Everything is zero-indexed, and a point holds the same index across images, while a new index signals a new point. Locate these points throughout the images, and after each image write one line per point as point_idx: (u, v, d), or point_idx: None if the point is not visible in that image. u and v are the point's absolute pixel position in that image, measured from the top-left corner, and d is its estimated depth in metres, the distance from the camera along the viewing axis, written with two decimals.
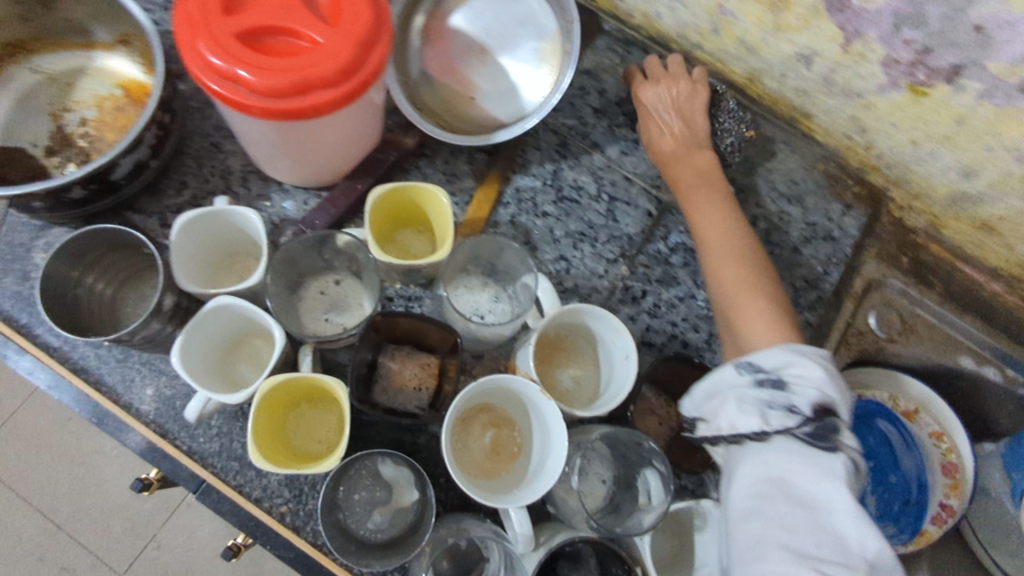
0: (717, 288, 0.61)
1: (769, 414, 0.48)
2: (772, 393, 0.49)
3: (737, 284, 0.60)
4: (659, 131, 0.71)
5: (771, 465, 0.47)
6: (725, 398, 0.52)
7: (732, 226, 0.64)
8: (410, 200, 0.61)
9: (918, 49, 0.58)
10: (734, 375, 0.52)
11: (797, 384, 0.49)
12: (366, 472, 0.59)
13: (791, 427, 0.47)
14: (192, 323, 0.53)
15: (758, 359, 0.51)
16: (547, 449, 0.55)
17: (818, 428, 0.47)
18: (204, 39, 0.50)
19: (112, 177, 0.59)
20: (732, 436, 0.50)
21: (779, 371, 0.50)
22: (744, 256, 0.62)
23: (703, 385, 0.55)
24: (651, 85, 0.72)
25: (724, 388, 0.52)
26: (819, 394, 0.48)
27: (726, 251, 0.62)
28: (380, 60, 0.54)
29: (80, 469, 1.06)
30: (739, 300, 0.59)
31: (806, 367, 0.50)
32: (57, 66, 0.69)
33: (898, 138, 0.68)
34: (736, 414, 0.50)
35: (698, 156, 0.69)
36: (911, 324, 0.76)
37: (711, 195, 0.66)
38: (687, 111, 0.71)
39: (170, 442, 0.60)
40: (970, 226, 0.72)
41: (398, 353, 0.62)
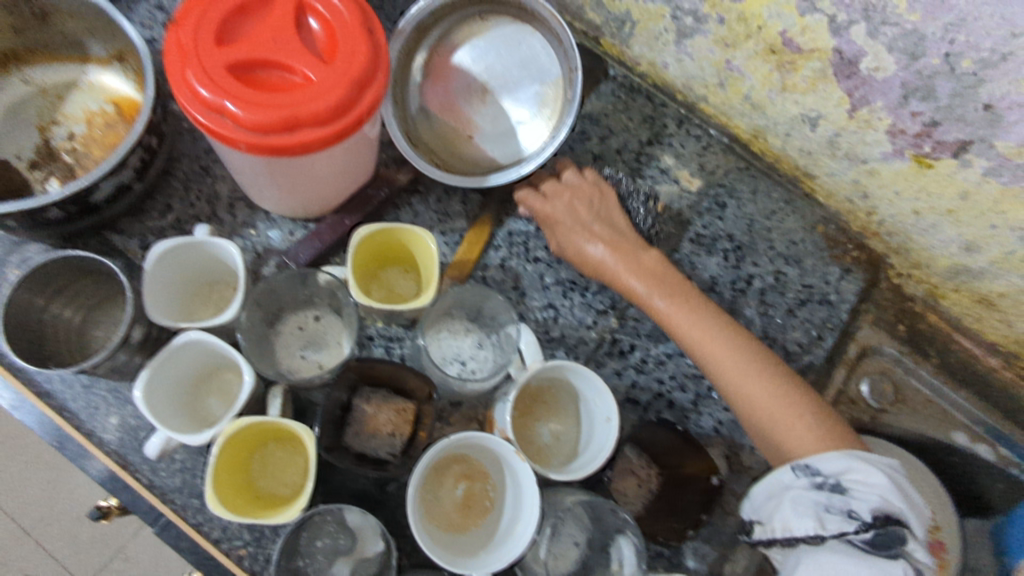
0: (756, 413, 0.55)
1: (827, 518, 0.47)
2: (831, 496, 0.48)
3: (773, 400, 0.55)
4: (587, 241, 0.64)
5: (823, 568, 0.45)
6: (780, 499, 0.50)
7: (724, 334, 0.58)
8: (397, 241, 0.60)
9: (925, 122, 0.57)
10: (790, 477, 0.50)
11: (858, 490, 0.47)
12: (330, 519, 0.56)
13: (850, 533, 0.46)
14: (158, 358, 0.51)
15: (814, 464, 0.50)
16: (520, 510, 0.53)
17: (880, 537, 0.45)
18: (194, 70, 0.49)
19: (92, 200, 0.58)
20: (788, 540, 0.48)
21: (839, 476, 0.48)
22: (762, 366, 0.57)
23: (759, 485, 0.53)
24: (559, 195, 0.67)
25: (779, 489, 0.50)
26: (882, 502, 0.46)
27: (737, 367, 0.56)
28: (375, 99, 0.53)
29: (54, 474, 1.04)
30: (782, 413, 0.54)
31: (868, 473, 0.48)
32: (50, 78, 0.68)
33: (900, 208, 0.67)
34: (791, 517, 0.48)
35: (646, 257, 0.64)
36: (904, 395, 0.74)
37: (686, 305, 0.60)
38: (606, 213, 0.67)
39: (130, 473, 0.58)
40: (969, 299, 0.70)
41: (374, 396, 0.60)
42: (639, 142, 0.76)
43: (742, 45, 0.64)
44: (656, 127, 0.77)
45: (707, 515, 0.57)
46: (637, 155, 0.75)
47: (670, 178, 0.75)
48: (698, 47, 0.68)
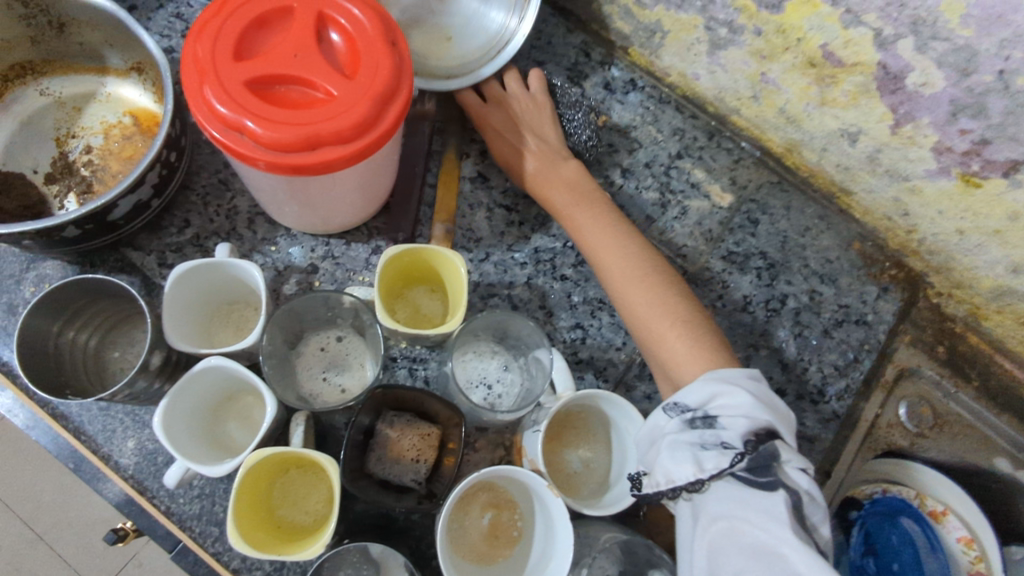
0: (635, 320, 0.58)
1: (704, 458, 0.46)
2: (703, 432, 0.47)
3: (653, 312, 0.57)
4: (513, 149, 0.67)
5: (715, 517, 0.45)
6: (658, 446, 0.49)
7: (622, 243, 0.62)
8: (424, 262, 0.58)
9: (974, 140, 0.55)
10: (663, 420, 0.49)
11: (725, 417, 0.47)
12: (353, 550, 0.54)
13: (727, 467, 0.45)
14: (178, 386, 0.49)
15: (679, 396, 0.49)
16: (553, 546, 0.51)
17: (754, 462, 0.45)
18: (212, 86, 0.47)
19: (109, 218, 0.56)
20: (673, 489, 0.47)
21: (706, 407, 0.48)
22: (646, 278, 0.59)
23: (641, 433, 0.51)
24: (500, 108, 0.69)
25: (656, 436, 0.49)
26: (748, 424, 0.46)
27: (625, 277, 0.60)
28: (398, 116, 0.51)
29: (68, 479, 1.03)
30: (658, 321, 0.57)
31: (730, 397, 0.48)
32: (67, 89, 0.67)
33: (943, 226, 0.64)
34: (670, 465, 0.47)
35: (563, 168, 0.66)
36: (941, 417, 0.71)
37: (593, 216, 0.63)
38: (537, 125, 0.68)
39: (148, 500, 0.57)
40: (1013, 321, 0.67)
41: (398, 420, 0.58)
42: (668, 155, 0.74)
43: (779, 57, 0.61)
44: (686, 140, 0.74)
45: None
46: (666, 169, 0.73)
47: (701, 193, 0.72)
48: (731, 59, 0.65)
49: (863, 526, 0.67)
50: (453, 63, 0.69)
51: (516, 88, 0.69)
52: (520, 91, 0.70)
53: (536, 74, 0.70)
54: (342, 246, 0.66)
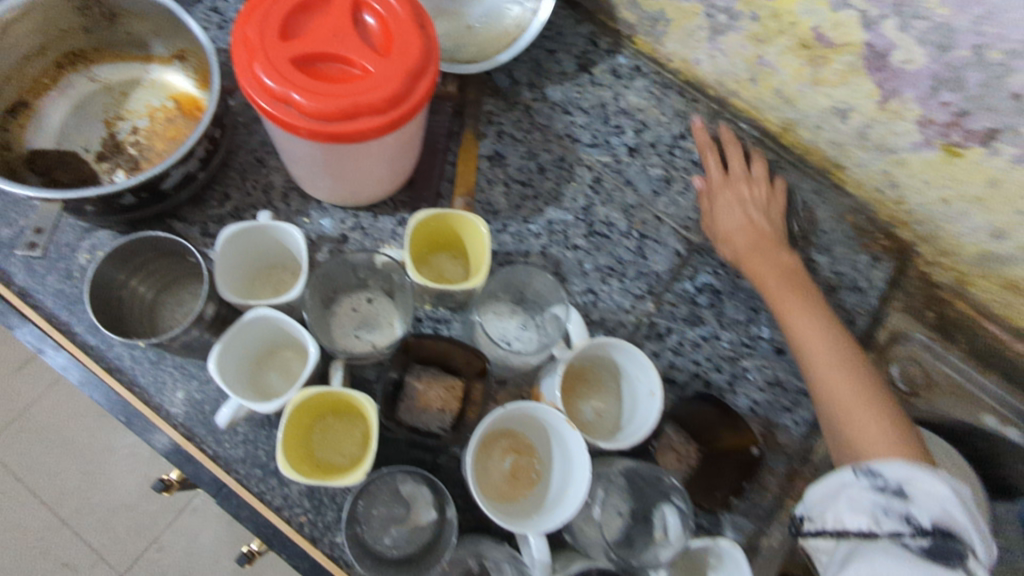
0: (835, 397, 0.59)
1: (882, 517, 0.46)
2: (890, 499, 0.47)
3: (857, 404, 0.58)
4: (740, 220, 0.70)
5: (868, 563, 0.44)
6: (835, 494, 0.50)
7: (832, 334, 0.63)
8: (450, 228, 0.63)
9: (955, 111, 0.60)
10: (852, 478, 0.49)
11: (921, 497, 0.46)
12: (384, 487, 0.60)
13: (905, 536, 0.45)
14: (229, 333, 0.54)
15: (878, 468, 0.49)
16: (570, 476, 0.56)
17: (936, 544, 0.44)
18: (260, 63, 0.52)
19: (161, 187, 0.61)
20: (837, 533, 0.48)
21: (903, 482, 0.48)
22: (851, 363, 0.60)
23: (814, 486, 0.52)
24: (715, 181, 0.74)
25: (836, 488, 0.50)
26: (943, 513, 0.45)
27: (827, 357, 0.61)
28: (427, 90, 0.56)
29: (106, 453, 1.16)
30: (861, 411, 0.57)
31: (936, 485, 0.47)
32: (114, 76, 0.72)
33: (929, 196, 0.69)
34: (845, 512, 0.48)
35: (782, 253, 0.69)
36: (932, 379, 0.77)
37: (802, 298, 0.65)
38: (755, 202, 0.72)
39: (196, 445, 0.62)
40: (997, 286, 0.72)
41: (425, 374, 0.63)
42: (672, 135, 0.79)
43: (775, 41, 0.66)
44: (688, 122, 0.79)
45: (746, 482, 0.62)
46: (670, 149, 0.78)
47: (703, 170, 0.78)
48: (730, 43, 0.71)
49: None
50: (472, 48, 0.75)
51: (760, 175, 0.74)
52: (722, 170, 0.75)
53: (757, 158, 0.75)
54: (370, 218, 0.71)
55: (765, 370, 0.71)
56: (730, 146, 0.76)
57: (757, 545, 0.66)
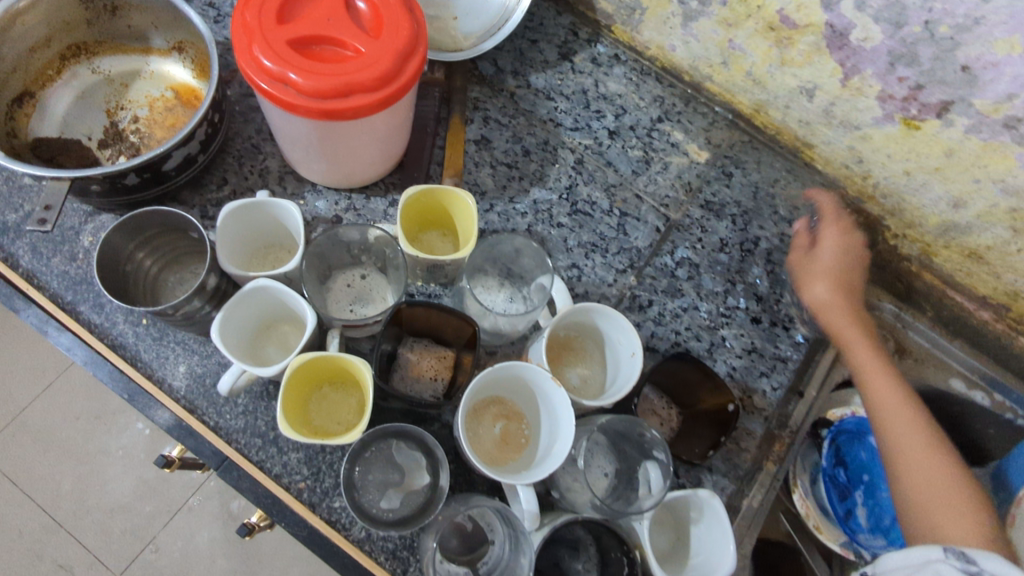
0: (922, 484, 0.57)
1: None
2: None
3: (940, 482, 0.56)
4: (830, 269, 0.71)
5: None
6: (922, 569, 0.47)
7: (918, 414, 0.62)
8: (439, 204, 0.66)
9: (911, 86, 0.64)
10: (943, 556, 0.47)
11: None
12: (381, 455, 0.63)
13: None
14: (232, 303, 0.57)
15: (975, 555, 0.47)
16: (556, 432, 0.59)
17: None
18: (259, 45, 0.56)
19: (163, 168, 0.64)
20: None
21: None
22: (941, 454, 0.59)
23: (893, 554, 0.50)
24: (810, 250, 0.73)
25: (923, 563, 0.48)
26: None
27: (917, 446, 0.59)
28: (416, 70, 0.59)
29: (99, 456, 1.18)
30: (943, 489, 0.56)
31: None
32: (115, 67, 0.75)
33: (893, 169, 0.73)
34: None
35: (864, 322, 0.69)
36: (904, 345, 0.81)
37: (893, 382, 0.64)
38: (844, 251, 0.72)
39: (197, 417, 0.64)
40: (959, 255, 0.76)
41: (417, 345, 0.67)
42: (650, 119, 0.83)
43: (743, 24, 0.71)
44: (665, 106, 0.83)
45: (724, 438, 0.63)
46: (649, 132, 0.82)
47: (680, 151, 0.81)
48: (702, 29, 0.75)
49: (834, 442, 0.77)
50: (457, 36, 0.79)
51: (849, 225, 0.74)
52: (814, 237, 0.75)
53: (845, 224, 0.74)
54: (362, 200, 0.74)
55: (742, 338, 0.74)
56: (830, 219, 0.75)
57: (739, 505, 0.69)
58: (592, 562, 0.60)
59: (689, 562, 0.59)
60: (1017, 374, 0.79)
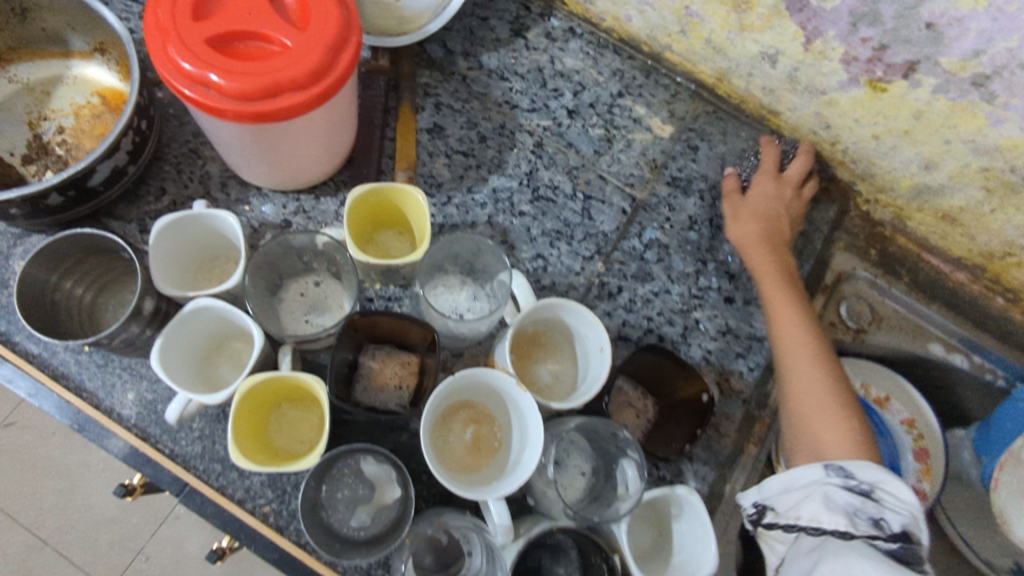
0: (806, 393, 0.60)
1: (857, 519, 0.47)
2: (862, 502, 0.48)
3: (822, 399, 0.59)
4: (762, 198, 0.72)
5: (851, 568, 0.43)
6: (808, 492, 0.51)
7: (814, 338, 0.64)
8: (390, 203, 0.63)
9: (875, 47, 0.61)
10: (825, 475, 0.51)
11: (890, 503, 0.48)
12: (348, 471, 0.60)
13: (879, 540, 0.45)
14: (171, 326, 0.54)
15: (851, 467, 0.51)
16: (526, 437, 0.56)
17: (904, 550, 0.45)
18: (175, 45, 0.51)
19: (89, 184, 0.60)
20: (811, 528, 0.48)
21: (873, 485, 0.49)
22: (824, 366, 0.62)
23: (778, 477, 0.53)
24: (764, 181, 0.73)
25: (810, 486, 0.51)
26: (910, 519, 0.47)
27: (810, 368, 0.62)
28: (350, 61, 0.55)
29: (79, 472, 1.14)
30: (826, 408, 0.59)
31: (901, 489, 0.48)
32: (34, 75, 0.70)
33: (861, 134, 0.71)
34: (820, 509, 0.49)
35: (774, 250, 0.70)
36: (880, 314, 0.80)
37: (797, 311, 0.65)
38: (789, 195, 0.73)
39: (152, 445, 0.61)
40: (933, 218, 0.74)
41: (379, 352, 0.64)
42: (610, 94, 0.79)
43: None
44: (626, 79, 0.80)
45: (701, 430, 0.61)
46: (610, 107, 0.78)
47: (643, 127, 0.78)
48: None
49: None
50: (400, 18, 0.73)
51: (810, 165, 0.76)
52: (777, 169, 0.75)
53: (812, 179, 0.75)
54: (311, 201, 0.70)
55: (716, 320, 0.72)
56: (798, 159, 0.75)
57: (720, 492, 0.68)
58: (573, 567, 0.57)
59: (672, 560, 0.57)
60: (996, 335, 0.77)
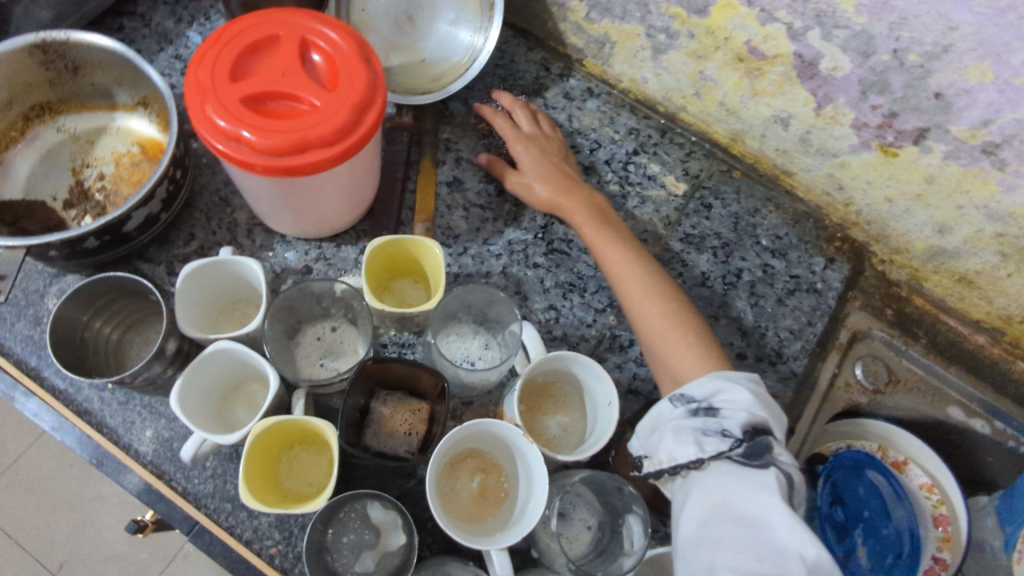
0: (647, 324, 0.62)
1: (704, 441, 0.49)
2: (706, 420, 0.51)
3: (662, 322, 0.62)
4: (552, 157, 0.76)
5: (712, 489, 0.48)
6: (662, 432, 0.52)
7: (642, 266, 0.66)
8: (408, 253, 0.65)
9: (885, 113, 0.62)
10: (668, 409, 0.53)
11: (727, 409, 0.50)
12: (355, 515, 0.60)
13: (726, 451, 0.48)
14: (191, 367, 0.55)
15: (685, 390, 0.53)
16: (532, 489, 0.56)
17: (750, 449, 0.48)
18: (212, 105, 0.55)
19: (124, 230, 0.63)
20: (673, 468, 0.50)
21: (709, 399, 0.51)
22: (654, 289, 0.64)
23: (643, 422, 0.55)
24: (522, 142, 0.76)
25: (662, 423, 0.53)
26: (747, 417, 0.50)
27: (642, 295, 0.64)
28: (375, 120, 0.58)
29: (92, 508, 1.15)
30: (669, 332, 0.61)
31: (733, 392, 0.51)
32: (81, 126, 0.75)
33: (874, 196, 0.71)
34: (674, 446, 0.50)
35: (590, 198, 0.73)
36: (898, 374, 0.77)
37: (622, 248, 0.68)
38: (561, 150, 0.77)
39: (165, 483, 0.62)
40: (949, 280, 0.74)
41: (390, 399, 0.64)
42: (625, 152, 0.81)
43: (712, 56, 0.70)
44: (641, 138, 0.82)
45: None
46: (625, 165, 0.81)
47: (658, 184, 0.80)
48: (673, 61, 0.74)
49: (829, 478, 0.75)
50: (428, 80, 0.79)
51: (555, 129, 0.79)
52: (533, 128, 0.78)
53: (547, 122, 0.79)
54: (332, 248, 0.73)
55: None
56: (522, 113, 0.78)
57: None
58: None
59: None
60: (1016, 400, 0.76)
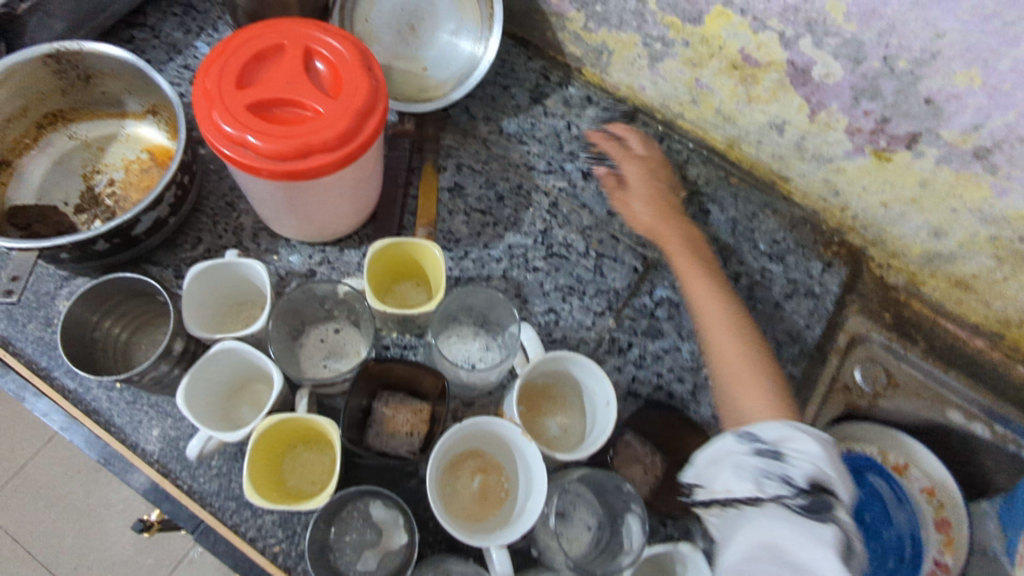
0: (726, 364, 0.62)
1: (764, 482, 0.49)
2: (770, 462, 0.50)
3: (739, 361, 0.61)
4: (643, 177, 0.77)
5: (764, 532, 0.47)
6: (722, 463, 0.52)
7: (723, 301, 0.66)
8: (410, 256, 0.66)
9: (877, 119, 0.63)
10: (733, 443, 0.52)
11: (795, 457, 0.50)
12: (356, 514, 0.61)
13: (783, 497, 0.48)
14: (196, 367, 0.57)
15: (755, 430, 0.52)
16: (531, 487, 0.57)
17: (812, 503, 0.47)
18: (219, 111, 0.56)
19: (133, 232, 0.64)
20: (726, 500, 0.50)
21: (778, 443, 0.51)
22: (734, 329, 0.64)
23: (702, 451, 0.55)
24: (631, 164, 0.78)
25: (723, 455, 0.52)
26: (814, 469, 0.49)
27: (725, 332, 0.64)
28: (376, 126, 0.59)
29: (97, 513, 1.16)
30: (745, 373, 0.60)
31: (804, 442, 0.50)
32: (92, 133, 0.76)
33: (870, 201, 0.72)
34: (733, 480, 0.50)
35: (680, 224, 0.74)
36: (896, 379, 0.78)
37: (709, 281, 0.68)
38: (653, 169, 0.78)
39: (171, 481, 0.63)
40: (946, 283, 0.75)
41: (393, 399, 0.64)
42: None
43: (707, 64, 0.71)
44: None
45: None
46: None
47: None
48: (669, 69, 0.76)
49: None
50: (428, 87, 0.80)
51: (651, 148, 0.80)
52: (635, 151, 0.80)
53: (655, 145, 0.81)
54: (336, 252, 0.74)
55: None
56: (632, 138, 0.81)
57: None
58: None
59: None
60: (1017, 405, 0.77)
